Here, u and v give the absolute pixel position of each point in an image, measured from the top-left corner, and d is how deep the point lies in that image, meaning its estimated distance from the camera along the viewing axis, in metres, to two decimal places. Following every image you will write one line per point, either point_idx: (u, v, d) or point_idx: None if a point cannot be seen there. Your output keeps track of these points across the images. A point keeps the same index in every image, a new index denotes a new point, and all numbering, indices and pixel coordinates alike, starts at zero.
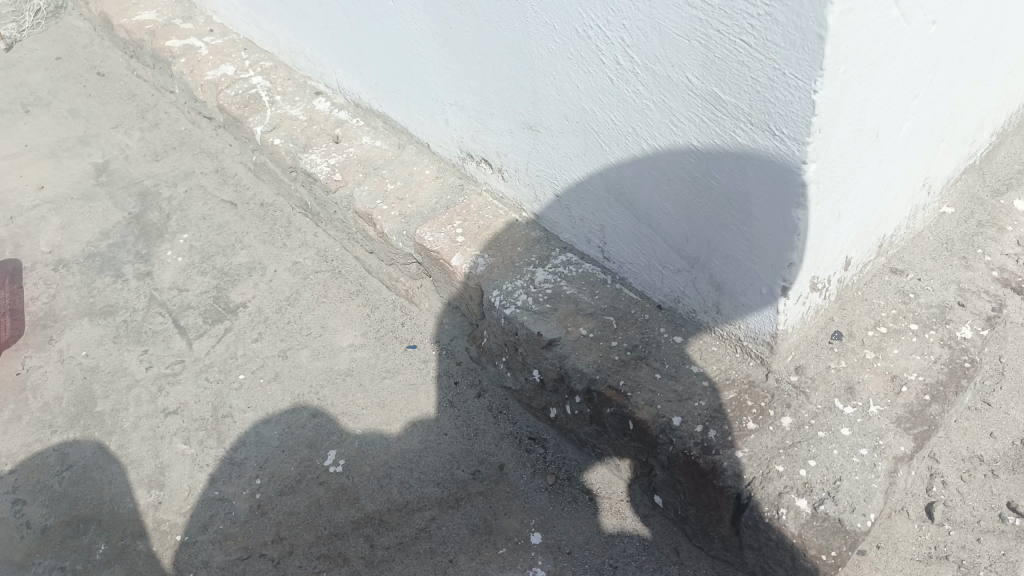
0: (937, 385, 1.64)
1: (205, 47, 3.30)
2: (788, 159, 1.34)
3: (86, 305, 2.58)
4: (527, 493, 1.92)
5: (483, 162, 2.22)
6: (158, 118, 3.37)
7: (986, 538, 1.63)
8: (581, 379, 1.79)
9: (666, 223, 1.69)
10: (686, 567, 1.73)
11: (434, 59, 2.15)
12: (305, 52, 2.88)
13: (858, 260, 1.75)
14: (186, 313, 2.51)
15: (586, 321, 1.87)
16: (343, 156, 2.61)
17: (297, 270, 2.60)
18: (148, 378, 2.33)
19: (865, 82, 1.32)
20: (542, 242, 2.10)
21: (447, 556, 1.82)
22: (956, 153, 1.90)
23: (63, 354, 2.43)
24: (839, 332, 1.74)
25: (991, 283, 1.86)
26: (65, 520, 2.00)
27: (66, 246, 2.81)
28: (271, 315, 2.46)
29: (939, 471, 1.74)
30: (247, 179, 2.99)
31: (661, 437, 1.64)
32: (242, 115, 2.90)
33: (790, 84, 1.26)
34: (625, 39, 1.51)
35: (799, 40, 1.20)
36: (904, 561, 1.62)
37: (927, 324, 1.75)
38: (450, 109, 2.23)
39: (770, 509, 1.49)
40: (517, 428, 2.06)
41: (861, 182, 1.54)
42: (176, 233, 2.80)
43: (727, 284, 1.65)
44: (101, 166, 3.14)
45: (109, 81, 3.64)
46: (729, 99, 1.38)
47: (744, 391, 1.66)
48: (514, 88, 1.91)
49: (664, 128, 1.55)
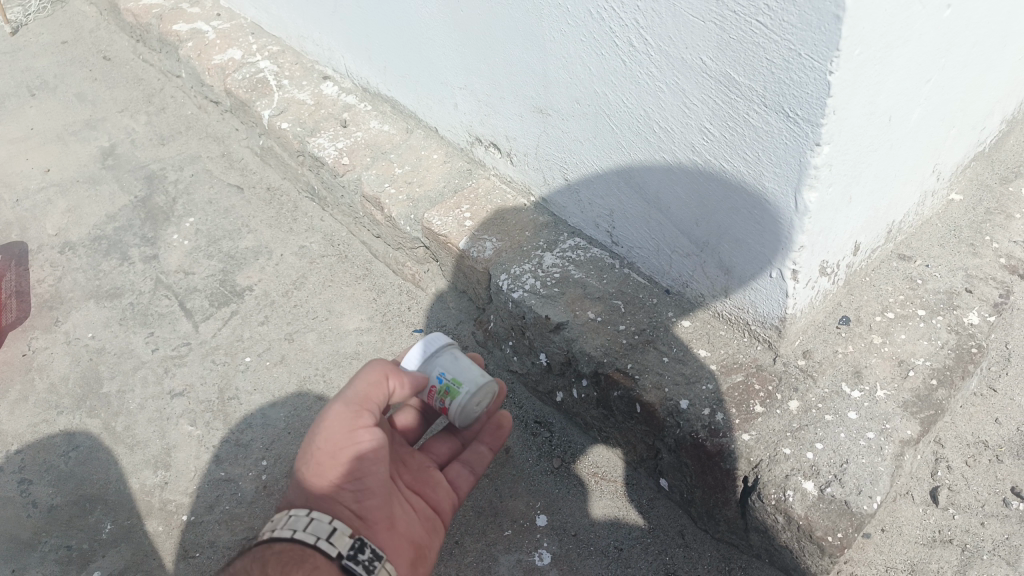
0: (944, 370, 1.65)
1: (212, 31, 3.30)
2: (801, 140, 1.34)
3: (93, 288, 2.59)
4: (534, 476, 1.93)
5: (492, 146, 2.22)
6: (164, 103, 3.37)
7: (990, 522, 1.64)
8: (588, 362, 1.79)
9: (676, 207, 1.69)
10: (691, 549, 1.74)
11: (444, 42, 2.15)
12: (313, 36, 2.88)
13: (867, 245, 1.76)
14: (192, 296, 2.51)
15: (594, 305, 1.87)
16: (351, 140, 2.61)
17: (303, 254, 2.60)
18: (154, 360, 2.33)
19: (879, 66, 1.32)
20: (551, 226, 2.10)
21: (453, 537, 1.83)
22: (966, 140, 1.90)
23: (70, 336, 2.44)
24: (846, 317, 1.74)
25: (998, 269, 1.86)
26: (73, 499, 2.01)
27: (73, 229, 2.82)
28: (278, 298, 2.46)
29: (944, 455, 1.75)
30: (254, 164, 2.99)
31: (668, 420, 1.65)
32: (249, 100, 2.91)
33: (805, 65, 1.26)
34: (639, 20, 1.51)
35: (817, 19, 1.20)
36: (908, 544, 1.63)
37: (934, 309, 1.76)
38: (459, 93, 2.23)
39: (776, 491, 1.50)
40: (523, 412, 2.06)
41: (872, 166, 1.54)
42: (182, 217, 2.80)
43: (737, 267, 1.65)
44: (107, 150, 3.14)
45: (116, 66, 3.64)
46: (742, 81, 1.38)
47: (751, 374, 1.67)
48: (524, 71, 1.91)
49: (676, 111, 1.55)
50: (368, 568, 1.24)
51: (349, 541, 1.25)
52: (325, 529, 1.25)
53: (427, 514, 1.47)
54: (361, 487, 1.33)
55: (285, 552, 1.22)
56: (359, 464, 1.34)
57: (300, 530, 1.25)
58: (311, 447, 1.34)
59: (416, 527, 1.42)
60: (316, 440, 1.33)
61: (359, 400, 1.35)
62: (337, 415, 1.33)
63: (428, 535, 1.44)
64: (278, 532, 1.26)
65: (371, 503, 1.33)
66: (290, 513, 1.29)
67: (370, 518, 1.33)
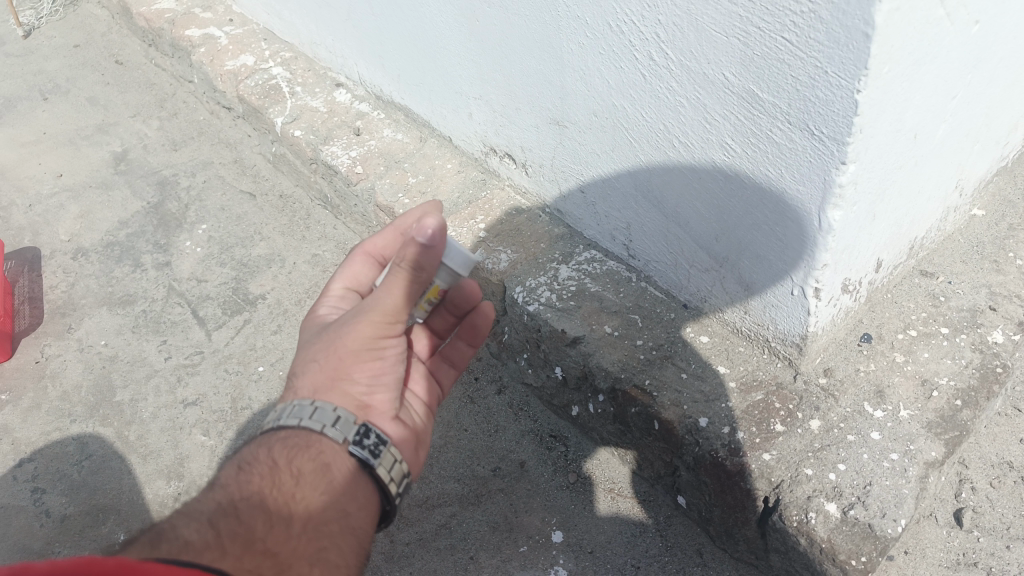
0: (968, 390, 1.62)
1: (224, 37, 3.30)
2: (826, 158, 1.32)
3: (105, 294, 2.58)
4: (549, 491, 1.91)
5: (507, 157, 2.21)
6: (176, 108, 3.37)
7: (1015, 545, 1.61)
8: (605, 378, 1.77)
9: (695, 222, 1.67)
10: (710, 568, 1.72)
11: (459, 51, 2.13)
12: (326, 43, 2.87)
13: (889, 262, 1.73)
14: (204, 304, 2.51)
15: (611, 319, 1.86)
16: (364, 149, 2.60)
17: (316, 262, 2.59)
18: (167, 368, 2.32)
19: (907, 83, 1.30)
20: (566, 238, 2.09)
21: (467, 553, 1.81)
22: (989, 155, 1.88)
23: (82, 343, 2.43)
24: (868, 334, 1.72)
25: (1023, 287, 1.84)
26: (86, 509, 2.00)
27: (85, 235, 2.82)
28: (291, 307, 2.46)
29: (967, 476, 1.73)
30: (266, 170, 2.99)
31: (687, 438, 1.63)
32: (262, 106, 2.90)
33: (831, 83, 1.24)
34: (660, 33, 1.49)
35: (844, 38, 1.18)
36: (931, 567, 1.60)
37: (957, 327, 1.74)
38: (474, 103, 2.21)
39: (799, 513, 1.47)
40: (538, 426, 2.05)
41: (896, 183, 1.52)
42: (194, 223, 2.80)
43: (757, 284, 1.63)
44: (119, 156, 3.13)
45: (128, 70, 3.64)
46: (766, 97, 1.36)
47: (772, 393, 1.65)
48: (541, 83, 1.90)
49: (697, 126, 1.53)
50: (374, 453, 1.30)
51: (355, 427, 1.30)
52: (330, 418, 1.29)
53: (419, 406, 1.53)
54: (375, 381, 1.38)
55: (290, 438, 1.26)
56: (377, 363, 1.37)
57: (307, 418, 1.28)
58: (336, 343, 1.34)
59: (412, 418, 1.48)
60: (342, 338, 1.34)
61: (393, 313, 1.32)
62: (367, 321, 1.32)
63: (423, 427, 1.51)
64: (285, 418, 1.29)
65: (380, 396, 1.39)
66: (295, 402, 1.31)
67: (378, 409, 1.38)
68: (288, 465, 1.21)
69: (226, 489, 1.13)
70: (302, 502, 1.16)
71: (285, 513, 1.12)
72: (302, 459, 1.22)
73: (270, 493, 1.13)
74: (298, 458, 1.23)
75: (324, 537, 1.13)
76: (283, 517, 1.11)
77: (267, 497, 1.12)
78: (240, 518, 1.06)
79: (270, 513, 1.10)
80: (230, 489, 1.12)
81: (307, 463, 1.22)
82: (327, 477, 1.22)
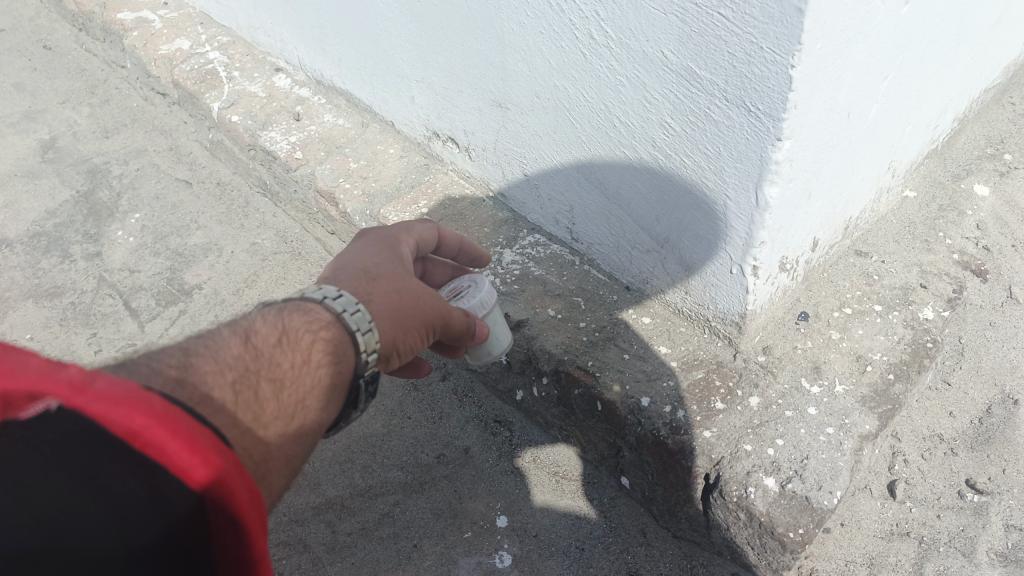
0: (900, 364, 1.66)
1: (158, 21, 3.19)
2: (762, 135, 1.33)
3: (31, 287, 2.47)
4: (493, 476, 1.89)
5: (450, 141, 2.18)
6: (108, 94, 3.24)
7: (945, 515, 1.65)
8: (548, 360, 1.76)
9: (637, 203, 1.67)
10: (653, 547, 1.72)
11: (401, 33, 2.10)
12: (264, 27, 2.79)
13: (826, 241, 1.76)
14: (137, 295, 2.42)
15: (554, 302, 1.85)
16: (304, 134, 2.55)
17: (254, 251, 2.52)
18: (97, 361, 2.23)
19: (839, 61, 1.32)
20: (510, 222, 2.07)
21: (411, 541, 1.78)
22: (921, 136, 1.92)
23: (6, 337, 2.32)
24: (805, 312, 1.75)
25: (952, 265, 1.90)
26: None
27: (10, 225, 2.69)
28: (228, 296, 2.39)
29: (901, 449, 1.77)
30: (203, 157, 2.89)
31: (630, 418, 1.63)
32: (198, 92, 2.81)
33: (766, 59, 1.24)
34: (599, 12, 1.48)
35: (777, 13, 1.18)
36: (866, 538, 1.64)
37: (890, 305, 1.78)
38: (416, 87, 2.18)
39: (738, 488, 1.48)
40: (482, 411, 2.03)
41: (831, 163, 1.54)
42: (127, 212, 2.69)
43: (697, 263, 1.63)
44: (47, 143, 3.00)
45: (57, 55, 3.49)
46: (704, 75, 1.36)
47: (712, 371, 1.66)
48: (483, 65, 1.87)
49: (637, 105, 1.53)
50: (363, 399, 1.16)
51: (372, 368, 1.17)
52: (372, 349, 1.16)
53: None
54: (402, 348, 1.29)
55: (334, 340, 1.11)
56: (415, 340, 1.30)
57: (362, 331, 1.15)
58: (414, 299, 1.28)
59: None
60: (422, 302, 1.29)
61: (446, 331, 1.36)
62: (440, 310, 1.32)
63: None
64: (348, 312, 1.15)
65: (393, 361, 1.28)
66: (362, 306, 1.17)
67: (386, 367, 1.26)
68: (312, 368, 1.06)
69: (256, 357, 1.01)
70: (305, 405, 1.04)
71: (287, 411, 1.01)
72: (327, 369, 1.08)
73: (287, 383, 1.02)
74: (325, 367, 1.08)
75: (300, 451, 1.02)
76: (285, 416, 1.01)
77: (283, 390, 1.02)
78: (254, 396, 0.97)
79: (278, 407, 1.00)
80: (256, 358, 1.01)
81: (328, 377, 1.08)
82: (332, 398, 1.09)
